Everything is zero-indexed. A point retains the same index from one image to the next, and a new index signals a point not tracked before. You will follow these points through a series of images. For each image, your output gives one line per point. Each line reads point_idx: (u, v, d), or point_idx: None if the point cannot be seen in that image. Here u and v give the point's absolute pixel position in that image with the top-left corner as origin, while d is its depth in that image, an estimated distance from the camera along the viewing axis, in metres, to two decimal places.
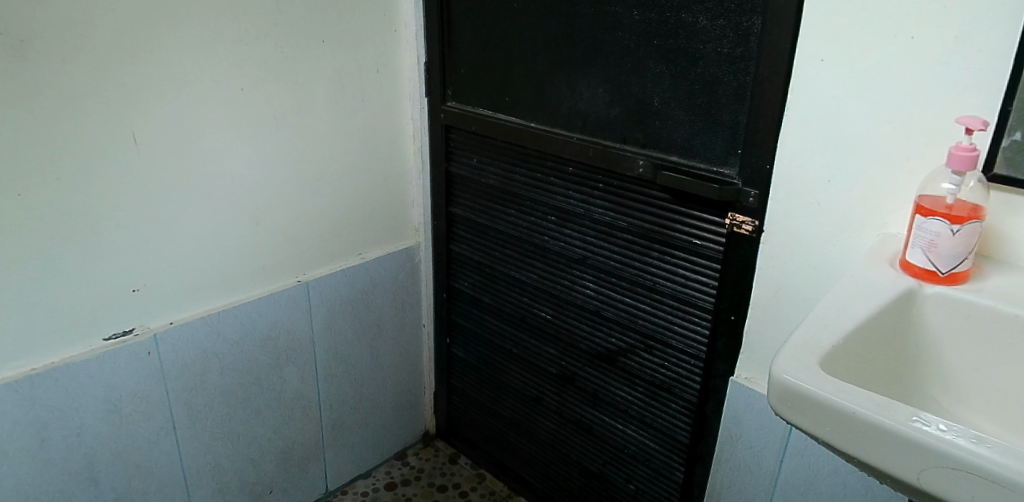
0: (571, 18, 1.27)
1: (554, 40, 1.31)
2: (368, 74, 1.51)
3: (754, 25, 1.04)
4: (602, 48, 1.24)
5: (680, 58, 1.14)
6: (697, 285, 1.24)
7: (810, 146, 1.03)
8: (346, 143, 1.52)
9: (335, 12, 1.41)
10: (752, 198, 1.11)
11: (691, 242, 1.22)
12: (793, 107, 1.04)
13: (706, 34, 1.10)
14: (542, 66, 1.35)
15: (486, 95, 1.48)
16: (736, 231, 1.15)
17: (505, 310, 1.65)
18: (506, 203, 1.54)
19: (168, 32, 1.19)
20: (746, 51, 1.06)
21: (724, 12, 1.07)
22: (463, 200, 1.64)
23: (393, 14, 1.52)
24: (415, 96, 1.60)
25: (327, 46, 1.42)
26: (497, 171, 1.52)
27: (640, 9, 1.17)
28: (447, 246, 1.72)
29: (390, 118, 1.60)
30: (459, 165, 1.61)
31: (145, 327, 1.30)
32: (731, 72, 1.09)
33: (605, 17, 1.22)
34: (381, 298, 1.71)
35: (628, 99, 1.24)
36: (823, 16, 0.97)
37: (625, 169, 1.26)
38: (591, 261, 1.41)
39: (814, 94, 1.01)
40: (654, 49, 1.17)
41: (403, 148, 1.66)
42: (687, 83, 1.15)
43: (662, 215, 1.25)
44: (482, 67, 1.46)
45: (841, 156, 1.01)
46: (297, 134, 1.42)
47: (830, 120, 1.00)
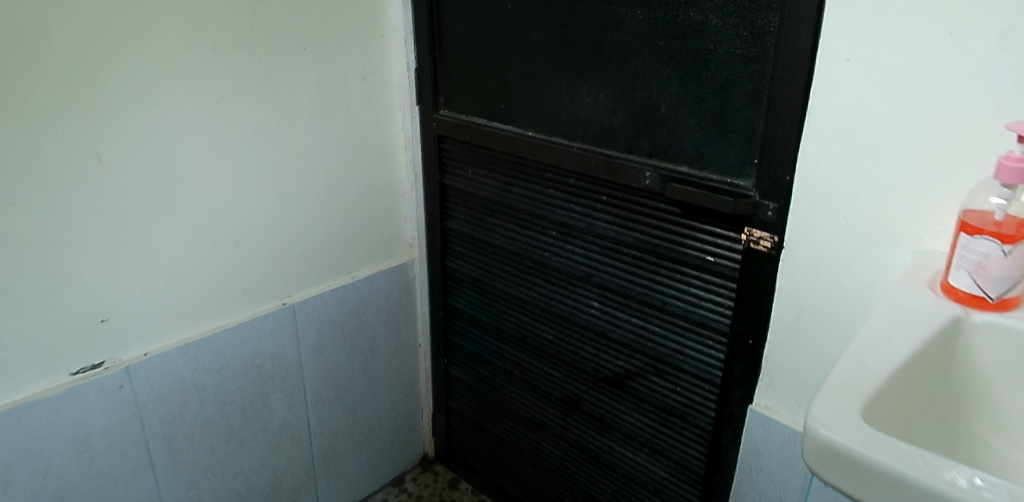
0: (571, 19, 1.18)
1: (552, 43, 1.22)
2: (354, 82, 1.42)
3: (770, 23, 0.95)
4: (604, 50, 1.15)
5: (690, 60, 1.05)
6: (711, 306, 1.14)
7: (834, 155, 0.93)
8: (332, 156, 1.43)
9: (318, 17, 1.32)
10: (771, 211, 1.02)
11: (703, 259, 1.13)
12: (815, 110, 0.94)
13: (717, 33, 1.00)
14: (540, 72, 1.26)
15: (480, 103, 1.39)
16: (754, 247, 1.05)
17: (505, 329, 1.55)
18: (503, 216, 1.45)
19: (135, 43, 1.10)
20: (763, 51, 0.97)
21: (738, 9, 0.97)
22: (458, 214, 1.55)
23: (380, 18, 1.43)
24: (407, 105, 1.51)
25: (309, 54, 1.32)
26: (493, 183, 1.43)
27: (643, 8, 1.08)
28: (443, 262, 1.63)
29: (379, 129, 1.51)
30: (454, 177, 1.52)
31: (116, 359, 1.21)
32: (746, 74, 0.99)
33: (606, 17, 1.13)
34: (373, 318, 1.62)
35: (632, 106, 1.14)
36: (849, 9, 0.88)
37: (630, 180, 1.17)
38: (596, 278, 1.31)
39: (839, 96, 0.91)
40: (660, 51, 1.08)
41: (394, 159, 1.56)
42: (697, 87, 1.05)
43: (671, 230, 1.15)
44: (476, 73, 1.38)
45: (868, 165, 0.90)
46: (279, 148, 1.33)
47: (857, 125, 0.90)
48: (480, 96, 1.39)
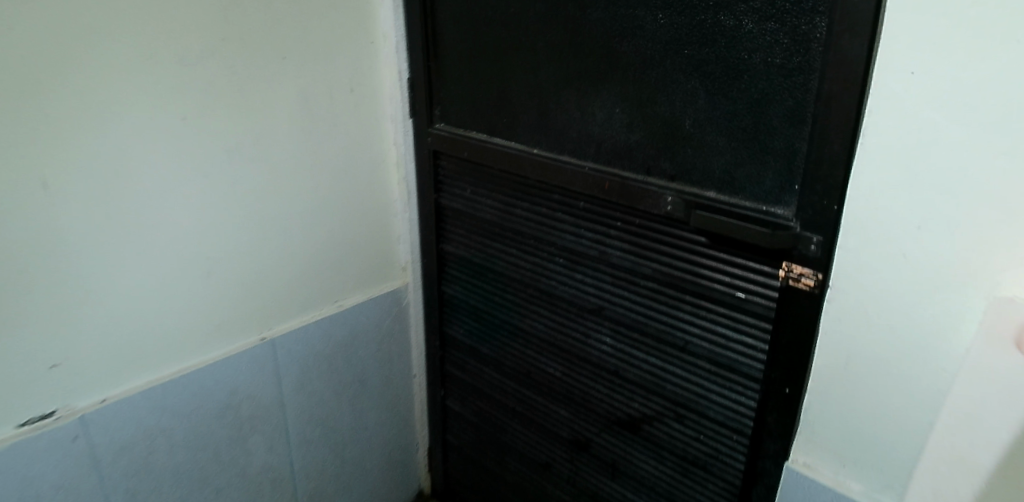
0: (582, 24, 1.04)
1: (560, 51, 1.09)
2: (339, 94, 1.28)
3: (817, 28, 0.81)
4: (619, 59, 1.02)
5: (720, 71, 0.91)
6: (741, 347, 1.01)
7: (889, 181, 0.80)
8: (316, 175, 1.30)
9: (299, 22, 1.18)
10: (815, 245, 0.88)
11: (732, 296, 0.99)
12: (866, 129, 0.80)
13: (753, 40, 0.87)
14: (547, 83, 1.13)
15: (480, 116, 1.26)
16: (793, 285, 0.92)
17: (507, 362, 1.42)
18: (505, 240, 1.31)
19: (87, 53, 0.97)
20: (807, 61, 0.83)
21: (778, 13, 0.84)
22: (456, 236, 1.42)
23: (369, 23, 1.30)
24: (398, 117, 1.37)
25: (289, 65, 1.19)
26: (494, 204, 1.30)
27: (665, 11, 0.94)
28: (439, 288, 1.50)
29: (368, 144, 1.37)
30: (451, 196, 1.39)
31: (70, 408, 1.08)
32: (787, 88, 0.86)
33: (622, 22, 0.99)
34: (363, 349, 1.49)
35: (652, 122, 1.01)
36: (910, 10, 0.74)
37: (649, 205, 1.04)
38: (608, 312, 1.18)
39: (895, 111, 0.77)
40: (685, 60, 0.94)
41: (385, 176, 1.43)
42: (728, 102, 0.92)
43: (695, 262, 1.02)
44: (475, 83, 1.24)
45: (932, 195, 0.77)
46: (257, 168, 1.20)
47: (918, 148, 0.77)
48: (479, 109, 1.26)
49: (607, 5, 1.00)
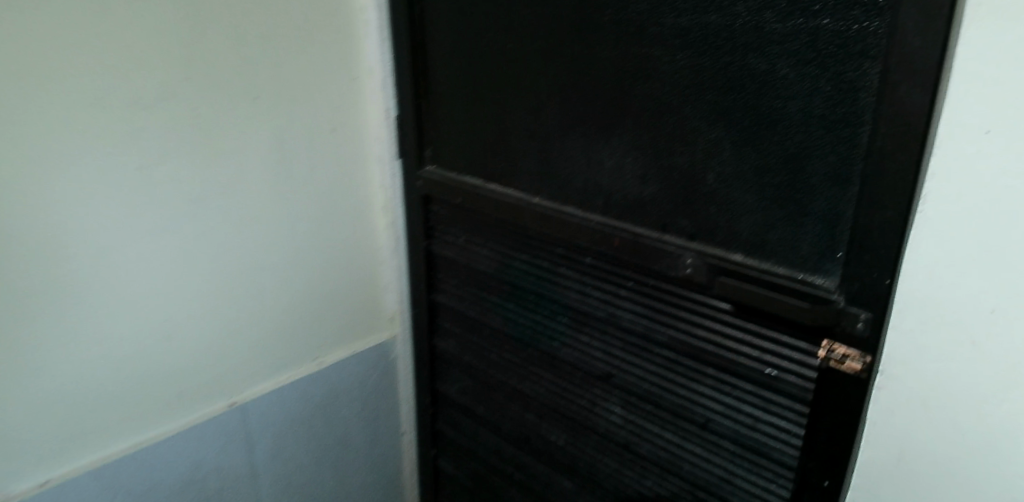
0: (590, 63, 0.93)
1: (565, 92, 0.97)
2: (319, 134, 1.17)
3: (867, 75, 0.70)
4: (632, 103, 0.90)
5: (748, 120, 0.80)
6: (771, 431, 0.88)
7: (953, 253, 0.67)
8: (293, 223, 1.18)
9: (272, 57, 1.07)
10: (862, 323, 0.76)
11: (761, 373, 0.87)
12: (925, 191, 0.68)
13: (788, 87, 0.75)
14: (549, 127, 1.01)
15: (475, 159, 1.15)
16: (835, 366, 0.79)
17: (504, 426, 1.29)
18: (503, 294, 1.19)
19: (24, 97, 0.85)
20: (854, 113, 0.72)
21: (820, 57, 0.72)
22: (449, 287, 1.29)
23: (353, 56, 1.18)
24: (386, 158, 1.26)
25: (262, 104, 1.08)
26: (491, 254, 1.18)
27: (685, 51, 0.83)
28: (431, 341, 1.38)
29: (352, 187, 1.25)
30: (443, 244, 1.27)
31: (5, 494, 0.96)
32: (830, 142, 0.74)
33: (636, 61, 0.88)
34: (346, 408, 1.36)
35: (669, 174, 0.89)
36: (982, 56, 0.62)
37: (665, 266, 0.92)
38: (618, 379, 1.05)
39: (961, 174, 0.65)
40: (708, 107, 0.83)
41: (371, 221, 1.31)
42: (758, 156, 0.80)
43: (717, 332, 0.90)
44: (470, 123, 1.13)
45: (1008, 275, 0.64)
46: (225, 218, 1.09)
47: (990, 217, 0.64)
48: (474, 151, 1.14)
49: (617, 43, 0.89)
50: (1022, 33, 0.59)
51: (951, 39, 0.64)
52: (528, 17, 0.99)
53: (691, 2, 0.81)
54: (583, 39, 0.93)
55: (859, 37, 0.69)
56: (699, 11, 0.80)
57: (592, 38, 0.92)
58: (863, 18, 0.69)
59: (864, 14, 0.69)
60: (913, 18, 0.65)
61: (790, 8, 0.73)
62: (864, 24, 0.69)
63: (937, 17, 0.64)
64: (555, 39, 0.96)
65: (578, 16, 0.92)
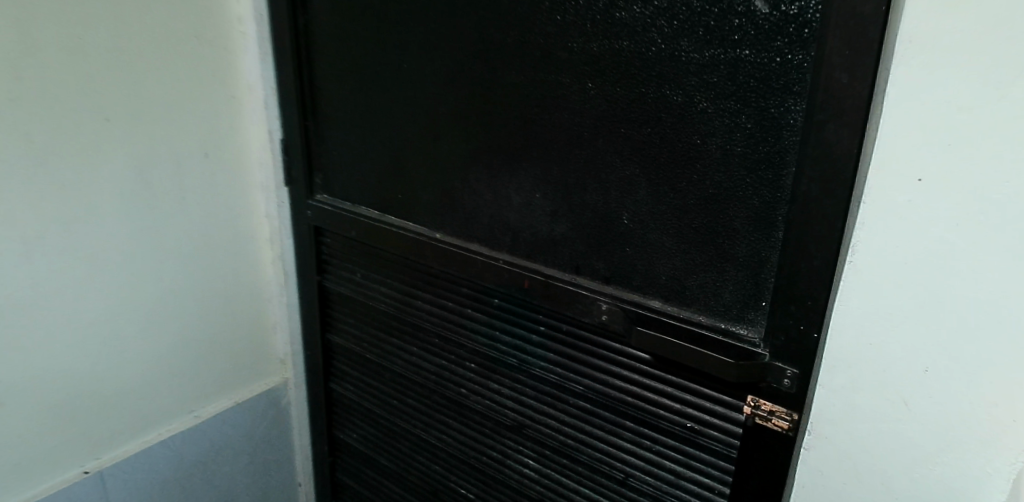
0: (494, 88, 0.84)
1: (467, 119, 0.88)
2: (189, 159, 1.02)
3: (790, 112, 0.64)
4: (539, 133, 0.81)
5: (665, 156, 0.73)
6: (694, 490, 0.81)
7: (883, 307, 0.62)
8: (158, 262, 1.02)
9: (125, 73, 0.92)
10: (788, 378, 0.70)
11: (683, 428, 0.80)
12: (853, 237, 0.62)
13: (707, 121, 0.69)
14: (451, 156, 0.91)
15: (371, 189, 1.03)
16: (761, 423, 0.73)
17: (410, 478, 1.17)
18: (404, 336, 1.08)
19: None
20: (777, 153, 0.65)
21: (740, 92, 0.66)
22: (346, 327, 1.17)
23: (230, 70, 1.03)
24: (270, 185, 1.11)
25: (116, 127, 0.93)
26: (391, 293, 1.07)
27: (595, 79, 0.75)
28: (327, 385, 1.24)
29: (232, 218, 1.10)
30: (338, 280, 1.14)
31: None
32: (752, 184, 0.68)
33: (543, 88, 0.79)
34: (230, 465, 1.21)
35: (582, 212, 0.81)
36: (913, 96, 0.56)
37: (579, 312, 0.83)
38: (530, 431, 0.96)
39: (894, 220, 0.59)
40: (622, 141, 0.75)
41: (257, 255, 1.16)
42: (676, 195, 0.73)
43: (636, 383, 0.82)
44: (364, 149, 1.01)
45: (942, 332, 0.59)
46: (70, 261, 0.92)
47: (923, 269, 0.59)
48: (369, 178, 1.03)
49: (522, 67, 0.80)
50: (957, 74, 0.54)
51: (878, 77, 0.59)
52: (424, 35, 0.88)
53: (601, 27, 0.73)
54: (485, 61, 0.83)
55: (781, 71, 0.63)
56: (608, 37, 0.73)
57: (495, 61, 0.83)
58: (786, 51, 0.63)
59: (787, 46, 0.63)
60: (840, 54, 0.60)
61: (707, 37, 0.67)
62: (788, 57, 0.63)
63: (864, 54, 0.59)
64: (455, 60, 0.86)
65: (480, 37, 0.83)
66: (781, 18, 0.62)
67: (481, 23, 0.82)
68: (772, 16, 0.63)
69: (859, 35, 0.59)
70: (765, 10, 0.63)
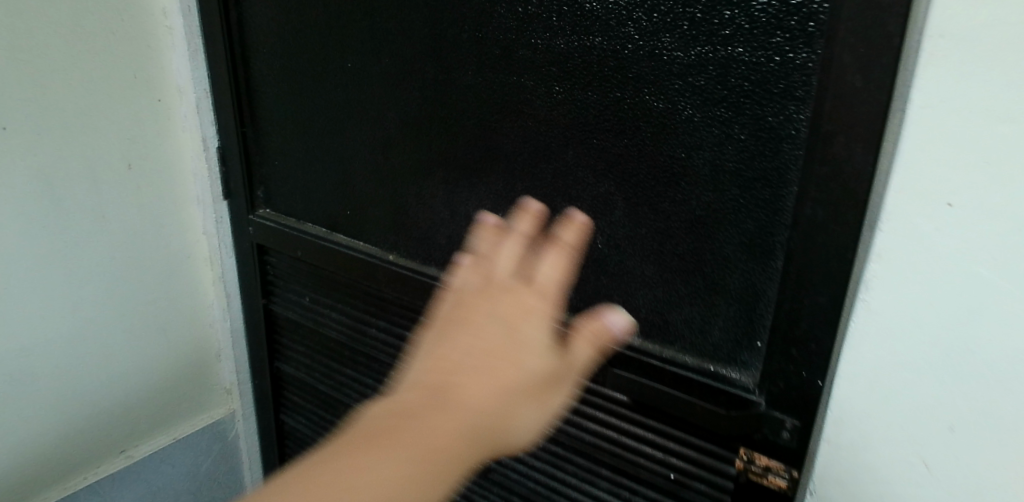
0: (449, 92, 0.73)
1: (420, 127, 0.77)
2: (108, 173, 0.90)
3: (791, 122, 0.54)
4: (501, 144, 0.71)
5: (644, 172, 0.62)
6: None
7: (901, 357, 0.51)
8: (73, 289, 0.91)
9: (25, 78, 0.79)
10: (787, 431, 0.60)
11: (666, 482, 0.69)
12: (865, 272, 0.52)
13: (694, 132, 0.58)
14: (403, 168, 0.80)
15: (317, 204, 0.92)
16: (756, 480, 0.63)
17: None
18: (358, 368, 0.97)
19: None
20: (776, 169, 0.55)
21: (732, 97, 0.56)
22: (296, 355, 1.05)
23: (156, 71, 0.92)
24: (207, 200, 1.00)
25: (14, 140, 0.80)
26: (342, 320, 0.96)
27: (563, 82, 0.64)
28: (278, 417, 1.13)
29: (164, 237, 0.98)
30: (285, 304, 1.03)
31: None
32: (745, 205, 0.58)
33: (504, 91, 0.69)
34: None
35: None
36: (943, 103, 0.46)
37: None
38: (497, 477, 0.85)
39: (915, 254, 0.49)
40: (594, 154, 0.65)
41: (196, 276, 1.04)
42: (658, 216, 0.63)
43: (613, 429, 0.72)
44: (308, 160, 0.90)
45: (971, 387, 0.49)
46: None
47: (950, 314, 0.48)
48: (314, 192, 0.91)
49: (480, 68, 0.70)
50: (997, 76, 0.44)
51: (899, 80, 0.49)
52: (370, 30, 0.77)
53: (569, 20, 0.62)
54: (438, 61, 0.73)
55: (781, 72, 0.53)
56: (577, 33, 0.62)
57: (449, 61, 0.72)
58: (787, 48, 0.53)
59: (789, 43, 0.52)
60: (852, 52, 0.50)
61: (692, 32, 0.56)
62: (789, 56, 0.53)
63: (882, 52, 0.48)
64: (405, 59, 0.75)
65: (432, 33, 0.72)
66: (782, 9, 0.52)
67: (434, 17, 0.72)
68: (771, 6, 0.52)
69: (876, 28, 0.48)
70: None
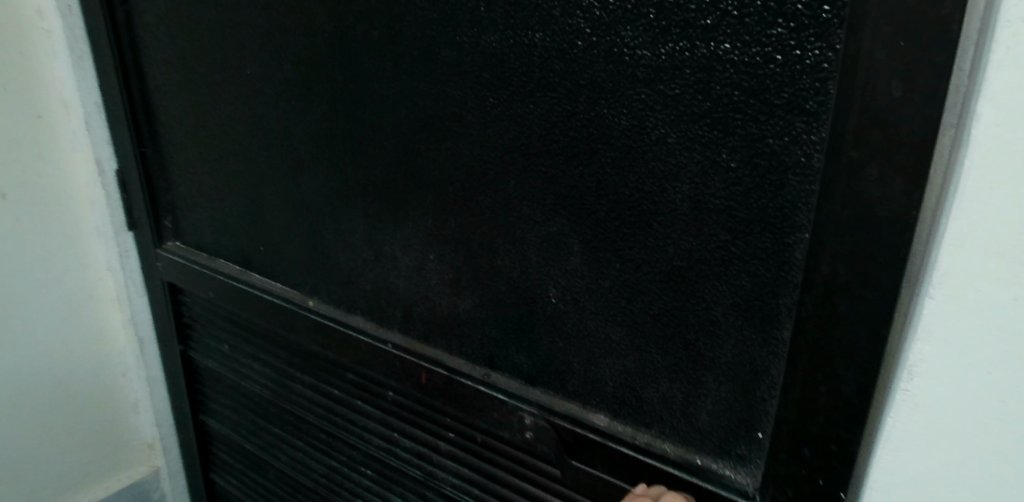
0: (364, 104, 0.58)
1: (333, 147, 0.62)
2: None
3: (802, 144, 0.39)
4: (428, 169, 0.56)
5: (606, 208, 0.47)
6: None
7: (952, 474, 0.36)
8: None
9: None
10: None
11: None
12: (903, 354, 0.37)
13: (666, 158, 0.44)
14: (318, 196, 0.65)
15: (229, 237, 0.77)
16: None
17: None
18: (287, 429, 0.82)
19: None
20: (780, 208, 0.41)
21: (716, 111, 0.41)
22: (220, 408, 0.90)
23: (32, 84, 0.75)
24: (109, 232, 0.85)
25: None
26: (265, 373, 0.81)
27: (499, 92, 0.49)
28: (207, 477, 0.97)
29: (58, 277, 0.83)
30: (203, 351, 0.87)
31: None
32: (738, 255, 0.43)
33: (428, 103, 0.54)
34: None
35: (493, 284, 0.55)
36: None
37: (494, 423, 0.58)
38: None
39: (983, 332, 0.34)
40: (542, 184, 0.50)
41: (103, 320, 0.89)
42: (624, 267, 0.48)
43: None
44: (216, 186, 0.75)
45: None
46: None
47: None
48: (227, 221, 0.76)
49: (399, 75, 0.55)
50: None
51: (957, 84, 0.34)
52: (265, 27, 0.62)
53: (502, 11, 0.47)
54: (347, 67, 0.58)
55: (784, 76, 0.38)
56: (512, 27, 0.47)
57: (362, 65, 0.57)
58: (791, 43, 0.38)
59: (794, 35, 0.37)
60: (886, 44, 0.34)
61: (662, 24, 0.41)
62: (796, 53, 0.38)
63: (931, 45, 0.33)
64: (311, 61, 0.60)
65: (338, 28, 0.57)
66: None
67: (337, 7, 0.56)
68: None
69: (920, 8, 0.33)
70: None
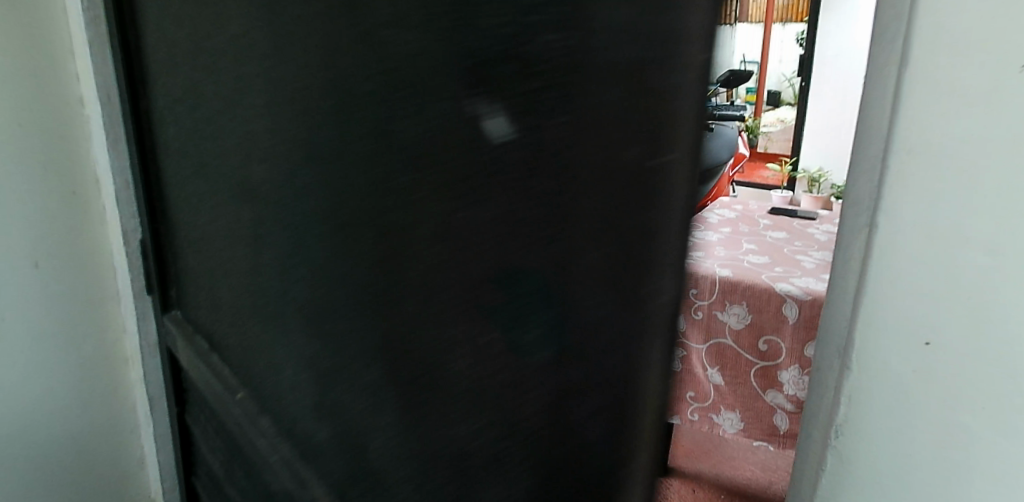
0: (275, 219, 0.62)
1: (263, 254, 0.66)
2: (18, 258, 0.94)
3: (545, 315, 0.37)
4: (308, 283, 0.59)
5: (415, 348, 0.47)
6: None
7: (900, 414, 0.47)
8: None
9: None
10: None
11: None
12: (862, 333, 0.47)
13: (450, 308, 0.43)
14: (256, 296, 0.70)
15: (215, 317, 0.83)
16: None
17: None
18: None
19: None
20: (533, 379, 0.39)
21: (482, 268, 0.40)
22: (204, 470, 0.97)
23: (76, 163, 0.97)
24: (126, 284, 1.04)
25: None
26: (230, 445, 0.86)
27: (345, 224, 0.51)
28: None
29: (79, 316, 1.02)
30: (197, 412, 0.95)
31: None
32: (505, 416, 0.41)
33: (307, 224, 0.56)
34: None
35: (351, 405, 0.57)
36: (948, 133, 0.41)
37: None
38: None
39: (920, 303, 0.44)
40: (375, 316, 0.51)
41: (118, 356, 1.08)
42: (426, 408, 0.48)
43: None
44: (207, 269, 0.83)
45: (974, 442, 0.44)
46: None
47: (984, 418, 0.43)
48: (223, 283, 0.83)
49: (291, 196, 0.58)
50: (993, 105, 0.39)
51: (663, 256, 0.33)
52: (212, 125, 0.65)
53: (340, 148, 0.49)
54: (267, 187, 0.62)
55: (530, 247, 0.37)
56: (347, 164, 0.49)
57: (271, 183, 0.61)
58: (536, 213, 0.36)
59: (554, 193, 0.36)
60: (596, 207, 0.34)
61: (442, 178, 0.42)
62: (543, 228, 0.36)
63: (638, 209, 0.33)
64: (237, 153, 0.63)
65: (258, 122, 0.61)
66: (541, 145, 0.35)
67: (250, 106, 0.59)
68: (523, 139, 0.36)
69: (621, 170, 0.33)
70: (497, 143, 0.37)
